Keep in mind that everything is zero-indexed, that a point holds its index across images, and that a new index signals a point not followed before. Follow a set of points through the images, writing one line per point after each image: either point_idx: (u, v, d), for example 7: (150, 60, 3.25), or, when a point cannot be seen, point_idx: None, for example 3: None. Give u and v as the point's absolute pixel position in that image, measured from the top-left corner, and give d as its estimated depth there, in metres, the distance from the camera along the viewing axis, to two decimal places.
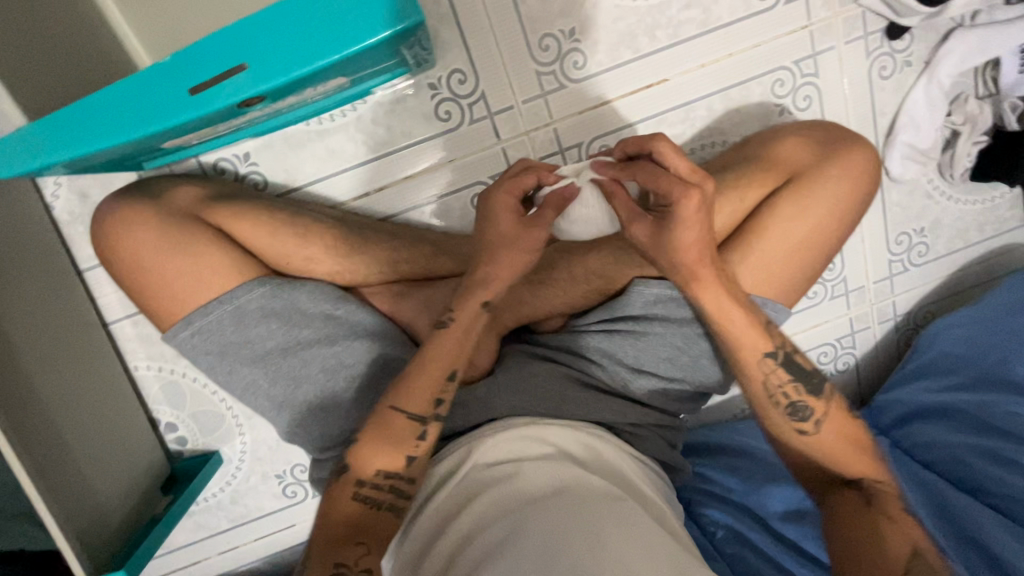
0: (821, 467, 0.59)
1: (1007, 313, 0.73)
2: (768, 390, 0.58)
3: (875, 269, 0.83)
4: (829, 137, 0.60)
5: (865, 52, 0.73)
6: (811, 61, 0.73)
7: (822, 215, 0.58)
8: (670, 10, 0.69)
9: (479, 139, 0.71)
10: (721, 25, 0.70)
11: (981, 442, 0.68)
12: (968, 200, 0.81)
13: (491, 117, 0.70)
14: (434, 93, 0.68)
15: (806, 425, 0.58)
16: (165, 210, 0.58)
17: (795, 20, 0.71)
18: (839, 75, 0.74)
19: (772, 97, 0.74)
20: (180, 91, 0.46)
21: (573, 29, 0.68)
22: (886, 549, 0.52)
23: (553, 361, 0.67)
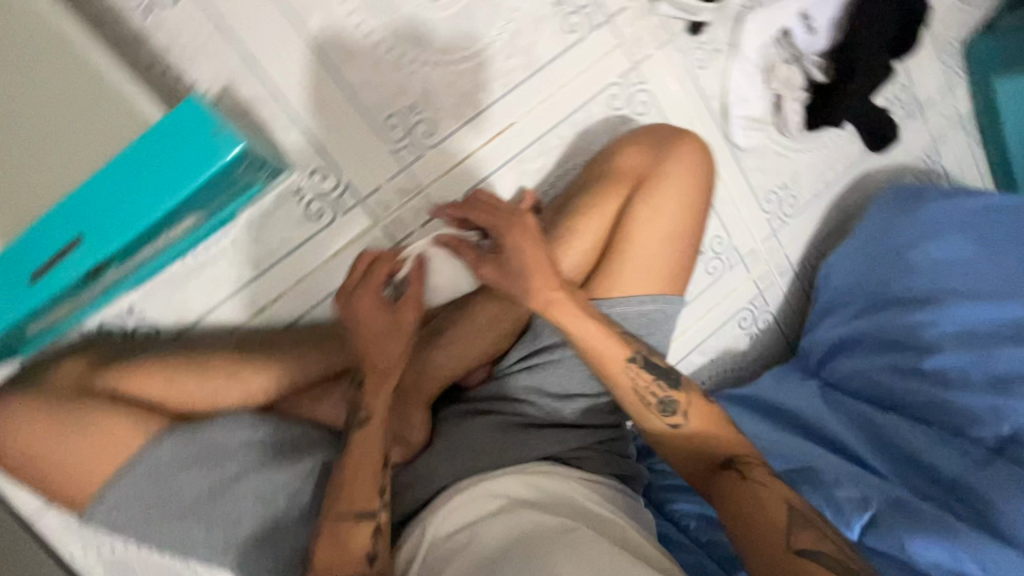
0: (701, 457, 0.57)
1: (878, 238, 0.79)
2: (639, 393, 0.58)
3: (757, 231, 0.90)
4: (659, 138, 0.65)
5: (678, 51, 0.80)
6: (634, 71, 0.80)
7: (675, 213, 0.63)
8: (496, 63, 0.74)
9: (358, 225, 0.73)
10: (545, 64, 0.76)
11: (888, 360, 0.71)
12: (814, 147, 0.89)
13: (362, 202, 0.73)
14: (301, 197, 0.70)
15: (676, 418, 0.58)
16: (52, 394, 0.57)
17: (607, 42, 0.78)
18: (662, 77, 0.81)
19: (612, 111, 0.80)
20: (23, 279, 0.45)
21: (414, 103, 0.72)
22: (767, 518, 0.50)
23: (487, 413, 0.67)
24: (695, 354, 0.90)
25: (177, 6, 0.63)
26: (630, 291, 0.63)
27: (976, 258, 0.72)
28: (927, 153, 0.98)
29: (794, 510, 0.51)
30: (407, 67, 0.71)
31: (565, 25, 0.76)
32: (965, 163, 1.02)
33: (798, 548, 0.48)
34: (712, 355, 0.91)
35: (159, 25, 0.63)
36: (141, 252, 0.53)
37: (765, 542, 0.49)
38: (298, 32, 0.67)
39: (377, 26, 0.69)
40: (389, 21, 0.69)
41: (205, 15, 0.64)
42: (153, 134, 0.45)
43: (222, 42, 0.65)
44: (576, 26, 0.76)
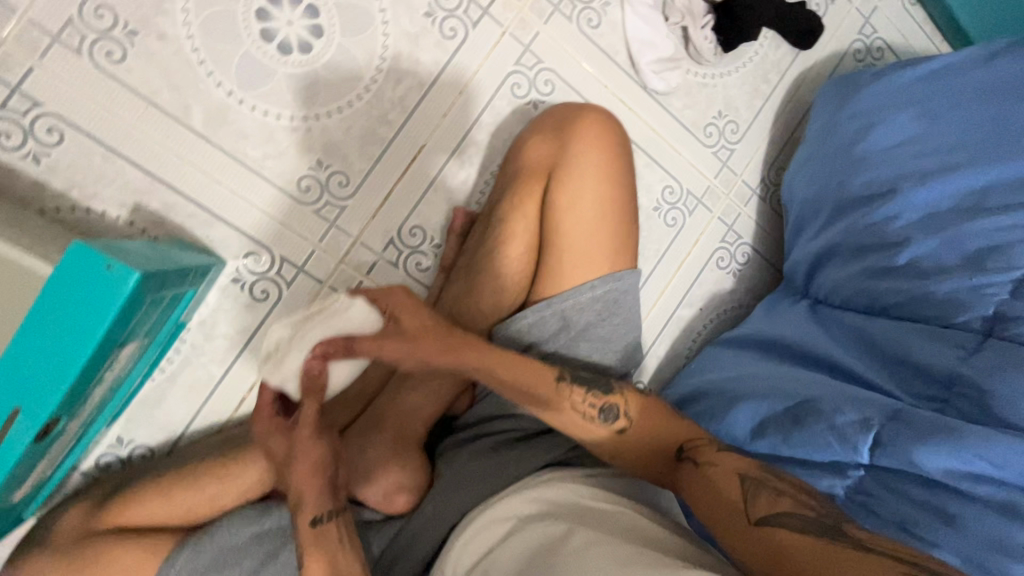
0: (656, 452, 0.62)
1: (824, 137, 0.77)
2: (578, 411, 0.61)
3: (707, 167, 0.86)
4: (558, 122, 0.66)
5: (566, 18, 0.77)
6: (528, 53, 0.77)
7: (599, 191, 0.64)
8: (387, 93, 0.73)
9: (307, 293, 0.74)
10: (436, 77, 0.75)
11: (863, 264, 0.67)
12: (736, 67, 0.86)
13: (303, 269, 0.73)
14: (242, 284, 0.71)
15: (620, 423, 0.61)
16: (63, 543, 0.59)
17: (492, 33, 0.76)
18: (559, 49, 0.78)
19: (518, 100, 0.78)
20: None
21: (321, 159, 0.72)
22: (726, 496, 0.54)
23: (478, 436, 0.68)
24: (681, 309, 0.87)
25: (60, 143, 0.63)
26: (576, 280, 0.63)
27: (921, 134, 0.69)
28: (859, 32, 0.93)
29: (748, 481, 0.55)
30: (301, 127, 0.70)
31: (443, 32, 0.74)
32: (903, 29, 0.97)
33: (760, 518, 0.51)
34: (700, 304, 0.89)
35: (51, 167, 0.63)
36: (95, 391, 0.55)
37: (731, 522, 0.53)
38: (184, 129, 0.67)
39: (259, 98, 0.68)
40: (269, 88, 0.68)
41: (90, 142, 0.64)
42: (49, 293, 0.46)
43: (115, 163, 0.65)
44: (455, 30, 0.74)
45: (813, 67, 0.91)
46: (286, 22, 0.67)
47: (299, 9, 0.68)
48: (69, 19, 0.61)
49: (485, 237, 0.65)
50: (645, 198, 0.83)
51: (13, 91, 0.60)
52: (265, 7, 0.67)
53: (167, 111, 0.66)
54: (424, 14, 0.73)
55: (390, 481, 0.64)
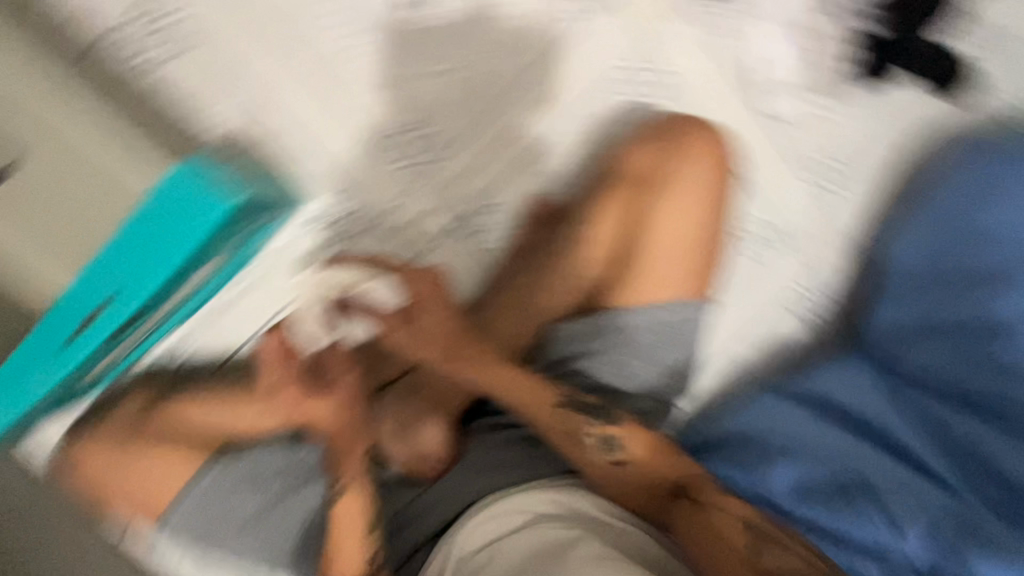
0: (653, 488, 0.62)
1: (921, 205, 0.74)
2: (575, 435, 0.63)
3: (826, 201, 0.78)
4: (668, 138, 0.67)
5: (694, 26, 0.76)
6: (648, 53, 0.76)
7: (688, 211, 0.65)
8: (494, 68, 0.74)
9: (377, 246, 0.73)
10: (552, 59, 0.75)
11: (948, 343, 0.68)
12: None
13: (377, 224, 0.73)
14: (313, 224, 0.71)
15: (619, 455, 0.62)
16: (122, 426, 0.65)
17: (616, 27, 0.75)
18: (681, 54, 0.76)
19: (628, 98, 0.76)
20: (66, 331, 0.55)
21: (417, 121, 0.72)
22: (726, 539, 0.58)
23: (510, 427, 0.69)
24: (742, 347, 0.77)
25: (181, 55, 0.65)
26: (648, 296, 0.65)
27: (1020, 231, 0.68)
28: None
29: (756, 532, 0.59)
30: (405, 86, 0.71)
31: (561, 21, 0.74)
32: None
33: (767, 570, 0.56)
34: (764, 345, 0.78)
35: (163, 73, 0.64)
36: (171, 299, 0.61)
37: (730, 564, 0.56)
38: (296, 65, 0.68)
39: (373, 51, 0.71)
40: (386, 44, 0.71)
41: (207, 60, 0.66)
42: (153, 198, 0.53)
43: (225, 84, 0.66)
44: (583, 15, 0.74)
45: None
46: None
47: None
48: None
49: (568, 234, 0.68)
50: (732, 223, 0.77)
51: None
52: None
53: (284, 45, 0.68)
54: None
55: (416, 447, 0.67)
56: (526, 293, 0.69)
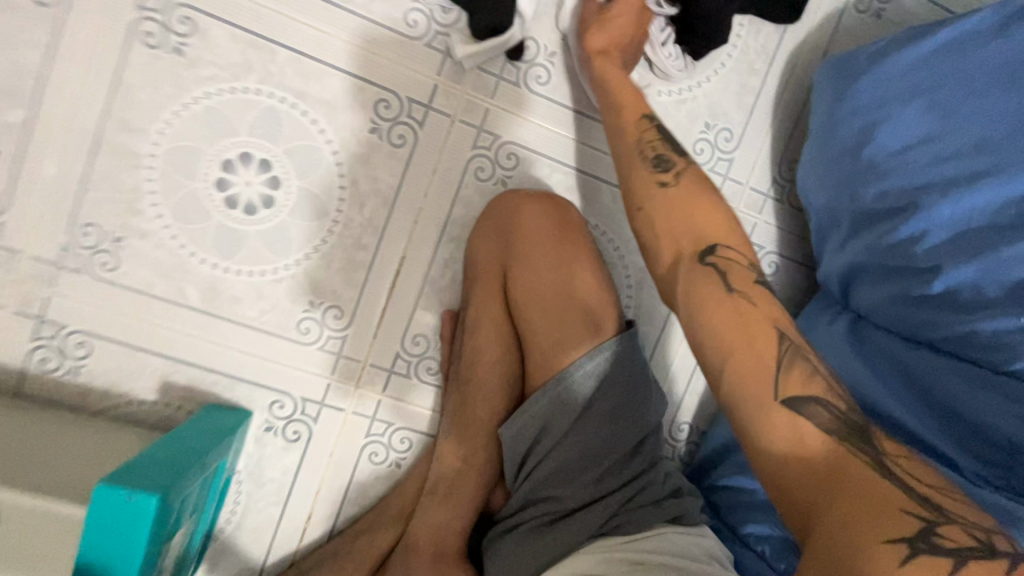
0: (681, 230, 0.57)
1: (825, 140, 0.66)
2: (637, 145, 0.63)
3: (736, 175, 0.81)
4: (497, 221, 0.71)
5: (514, 85, 0.74)
6: (480, 135, 0.74)
7: (552, 250, 0.69)
8: (355, 219, 0.73)
9: (333, 421, 0.77)
10: (398, 188, 0.74)
11: (894, 288, 0.58)
12: (712, 72, 0.78)
13: (324, 403, 0.76)
14: (273, 430, 0.75)
15: (667, 174, 0.60)
16: None
17: (443, 127, 0.73)
18: (512, 115, 0.75)
19: (482, 182, 0.76)
20: (115, 527, 0.51)
21: (311, 300, 0.74)
22: (757, 351, 0.49)
23: (512, 529, 0.70)
24: None
25: (89, 354, 0.71)
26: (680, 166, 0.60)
27: (940, 128, 0.57)
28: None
29: (787, 346, 0.49)
30: (284, 276, 0.73)
31: (392, 141, 0.73)
32: None
33: (786, 398, 0.47)
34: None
35: (11, 354, 0.69)
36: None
37: (752, 388, 0.48)
38: (141, 295, 0.71)
39: (209, 251, 0.71)
40: (232, 246, 0.71)
41: (26, 325, 0.69)
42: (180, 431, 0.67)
43: (93, 343, 0.71)
44: (401, 138, 0.73)
45: (809, 37, 0.79)
46: (244, 183, 0.70)
47: (257, 166, 0.70)
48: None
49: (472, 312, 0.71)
50: (644, 259, 0.81)
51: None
52: (231, 159, 0.70)
53: (110, 275, 0.70)
54: (368, 130, 0.72)
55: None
56: (456, 417, 0.71)
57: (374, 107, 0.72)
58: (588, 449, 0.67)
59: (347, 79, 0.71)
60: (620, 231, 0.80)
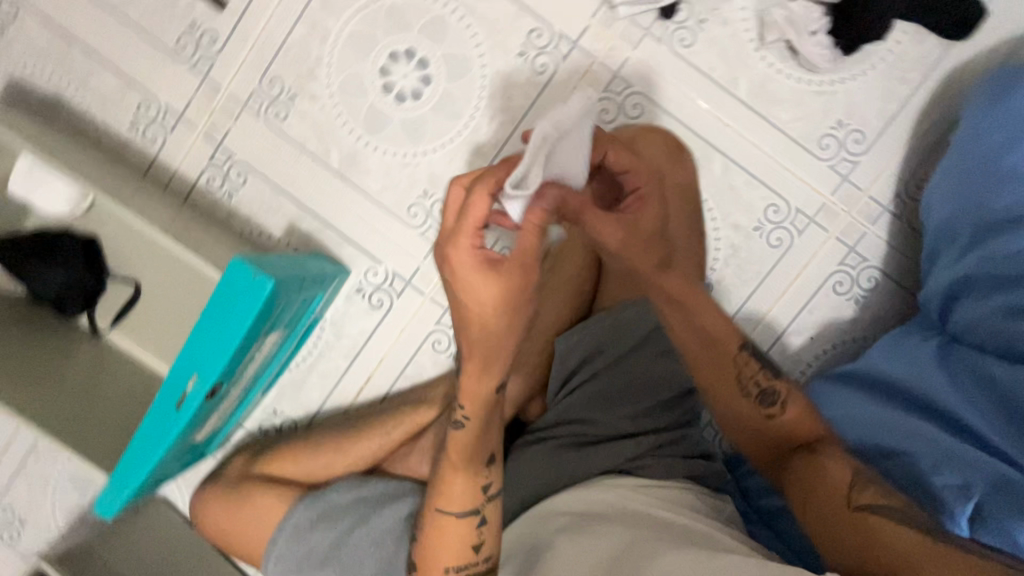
0: (775, 442, 0.61)
1: (962, 147, 0.64)
2: (741, 380, 0.62)
3: (857, 178, 0.79)
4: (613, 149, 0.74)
5: (657, 41, 0.79)
6: (615, 80, 0.80)
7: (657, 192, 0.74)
8: (483, 129, 0.82)
9: (413, 301, 0.85)
10: (527, 110, 0.81)
11: (1002, 300, 0.59)
12: (860, 71, 0.77)
13: (410, 283, 0.85)
14: (362, 293, 0.85)
15: (773, 408, 0.61)
16: (225, 481, 0.78)
17: (582, 65, 0.80)
18: (648, 71, 0.80)
19: (604, 124, 0.81)
20: (234, 297, 0.62)
21: (427, 189, 0.83)
22: (830, 476, 0.56)
23: (540, 441, 0.72)
24: (787, 335, 0.82)
25: (243, 184, 0.85)
26: (807, 413, 0.61)
27: None
28: None
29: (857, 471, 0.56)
30: (411, 162, 0.83)
31: (535, 68, 0.80)
32: None
33: (861, 505, 0.53)
34: (811, 332, 0.82)
35: (188, 168, 0.85)
36: (216, 413, 0.72)
37: (826, 498, 0.55)
38: (296, 148, 0.84)
39: (359, 125, 0.82)
40: (379, 125, 0.82)
41: (208, 148, 0.85)
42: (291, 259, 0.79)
43: (249, 177, 0.85)
44: (544, 66, 0.80)
45: (976, 57, 0.76)
46: (402, 74, 0.81)
47: (416, 62, 0.81)
48: (191, 57, 0.83)
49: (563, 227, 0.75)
50: (738, 236, 0.81)
51: (179, 117, 0.84)
52: (398, 52, 0.81)
53: (279, 124, 0.83)
54: (517, 54, 0.80)
55: None
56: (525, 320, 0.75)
57: (528, 34, 0.80)
58: (633, 384, 0.70)
59: (512, 5, 0.79)
60: (722, 203, 0.81)
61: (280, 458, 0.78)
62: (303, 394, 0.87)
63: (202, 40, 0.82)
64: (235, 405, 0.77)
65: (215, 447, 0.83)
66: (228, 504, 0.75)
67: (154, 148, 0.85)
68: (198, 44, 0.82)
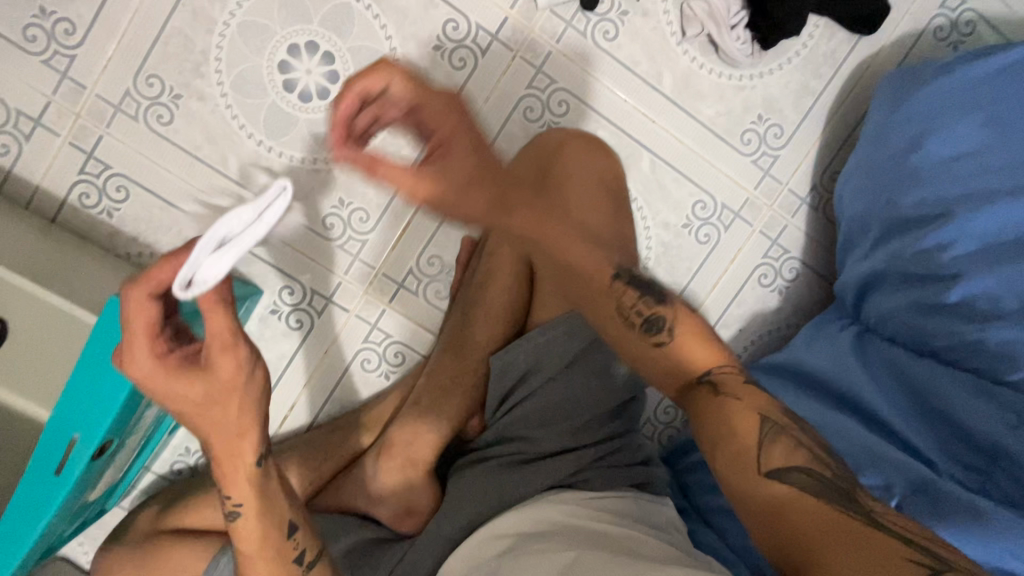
0: (676, 377, 0.57)
1: (875, 144, 0.65)
2: (623, 314, 0.59)
3: (776, 172, 0.81)
4: (541, 155, 0.72)
5: (580, 34, 0.75)
6: (539, 76, 0.76)
7: (591, 196, 0.69)
8: (400, 131, 0.76)
9: (335, 321, 0.79)
10: (447, 110, 0.76)
11: (912, 296, 0.60)
12: (777, 65, 0.78)
13: (330, 301, 0.78)
14: (278, 314, 0.78)
15: (660, 336, 0.58)
16: (134, 539, 0.69)
17: (503, 60, 0.75)
18: (572, 67, 0.76)
19: (530, 124, 0.77)
20: (118, 341, 0.54)
21: (342, 198, 0.76)
22: (737, 430, 0.51)
23: (480, 461, 0.69)
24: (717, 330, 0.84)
25: (125, 199, 0.74)
26: (700, 344, 0.58)
27: (991, 144, 0.58)
28: (943, 6, 0.79)
29: (766, 423, 0.51)
30: (322, 168, 0.75)
31: (452, 63, 0.75)
32: None
33: (770, 471, 0.48)
34: (739, 324, 0.84)
35: (54, 182, 0.73)
36: (110, 467, 0.63)
37: (736, 461, 0.49)
38: (185, 155, 0.74)
39: (258, 128, 0.74)
40: (282, 128, 0.74)
41: (76, 157, 0.73)
42: None
43: (131, 190, 0.74)
44: (463, 61, 0.75)
45: (881, 51, 0.79)
46: (305, 71, 0.73)
47: (320, 56, 0.73)
48: (45, 49, 0.70)
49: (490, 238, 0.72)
50: (668, 234, 0.81)
51: (34, 122, 0.71)
52: (298, 45, 0.72)
53: (162, 129, 0.73)
54: (433, 47, 0.74)
55: (400, 504, 0.69)
56: (459, 336, 0.72)
57: (442, 26, 0.74)
58: (571, 397, 0.67)
59: None
60: (651, 202, 0.80)
61: (193, 505, 0.70)
62: None
63: (55, 30, 0.70)
64: (136, 453, 0.68)
65: (117, 498, 0.74)
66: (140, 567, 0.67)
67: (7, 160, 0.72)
68: (51, 36, 0.70)
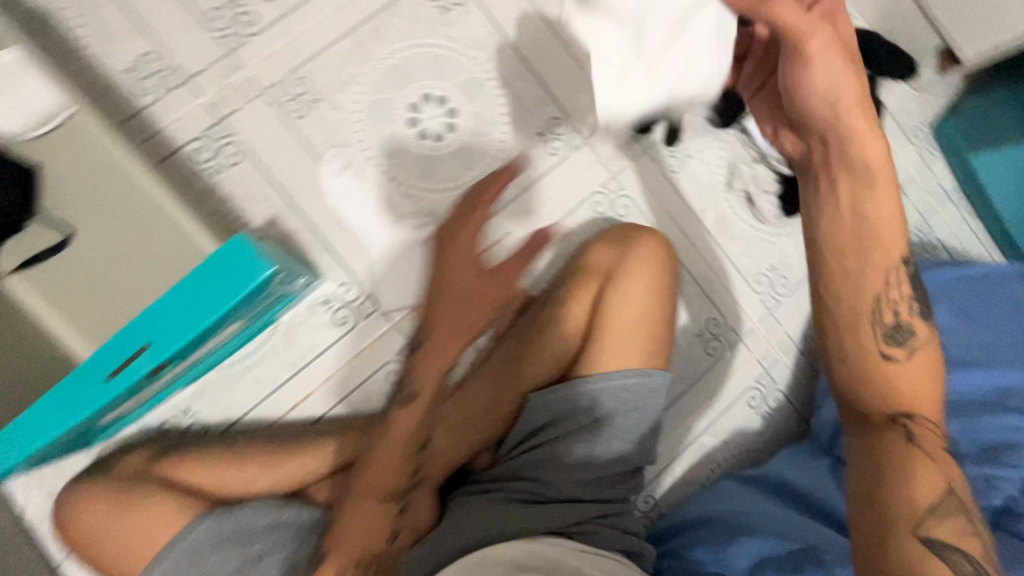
0: (879, 398, 0.62)
1: None
2: (881, 304, 0.63)
3: (780, 315, 0.96)
4: (620, 239, 0.83)
5: (651, 160, 0.93)
6: (613, 181, 0.92)
7: (647, 279, 0.79)
8: None
9: (376, 327, 0.83)
10: (532, 182, 0.89)
11: None
12: (793, 232, 0.97)
13: (380, 309, 0.84)
14: (330, 306, 0.82)
15: (898, 349, 0.62)
16: (115, 478, 0.67)
17: (588, 159, 0.91)
18: (641, 184, 0.92)
19: (596, 214, 0.91)
20: (225, 275, 0.59)
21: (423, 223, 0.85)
22: (916, 494, 0.57)
23: (488, 490, 0.73)
24: (705, 435, 0.93)
25: (232, 164, 0.81)
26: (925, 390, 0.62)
27: (960, 327, 0.80)
28: (917, 229, 1.01)
29: (949, 501, 0.57)
30: (416, 194, 0.85)
31: (549, 149, 0.90)
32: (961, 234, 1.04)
33: (926, 539, 0.54)
34: (725, 436, 0.93)
35: (174, 131, 0.80)
36: (139, 395, 0.64)
37: (897, 522, 0.56)
38: (302, 146, 0.83)
39: (374, 145, 0.84)
40: (393, 152, 0.85)
41: (203, 118, 0.81)
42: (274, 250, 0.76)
43: (242, 159, 0.81)
44: (557, 150, 0.90)
45: None
46: (429, 116, 0.86)
47: (444, 109, 0.87)
48: (219, 27, 0.81)
49: (557, 294, 0.82)
50: (683, 338, 0.93)
51: (183, 79, 0.80)
52: (430, 95, 0.86)
53: (291, 121, 0.83)
54: (536, 133, 0.89)
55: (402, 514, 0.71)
56: (506, 370, 0.78)
57: (548, 120, 0.90)
58: (592, 452, 0.73)
59: (541, 93, 0.90)
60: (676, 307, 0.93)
61: (191, 461, 0.69)
62: (224, 399, 0.79)
63: (235, 18, 0.81)
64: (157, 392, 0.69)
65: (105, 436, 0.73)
66: (114, 506, 0.65)
67: (141, 99, 0.79)
68: (230, 21, 0.81)
